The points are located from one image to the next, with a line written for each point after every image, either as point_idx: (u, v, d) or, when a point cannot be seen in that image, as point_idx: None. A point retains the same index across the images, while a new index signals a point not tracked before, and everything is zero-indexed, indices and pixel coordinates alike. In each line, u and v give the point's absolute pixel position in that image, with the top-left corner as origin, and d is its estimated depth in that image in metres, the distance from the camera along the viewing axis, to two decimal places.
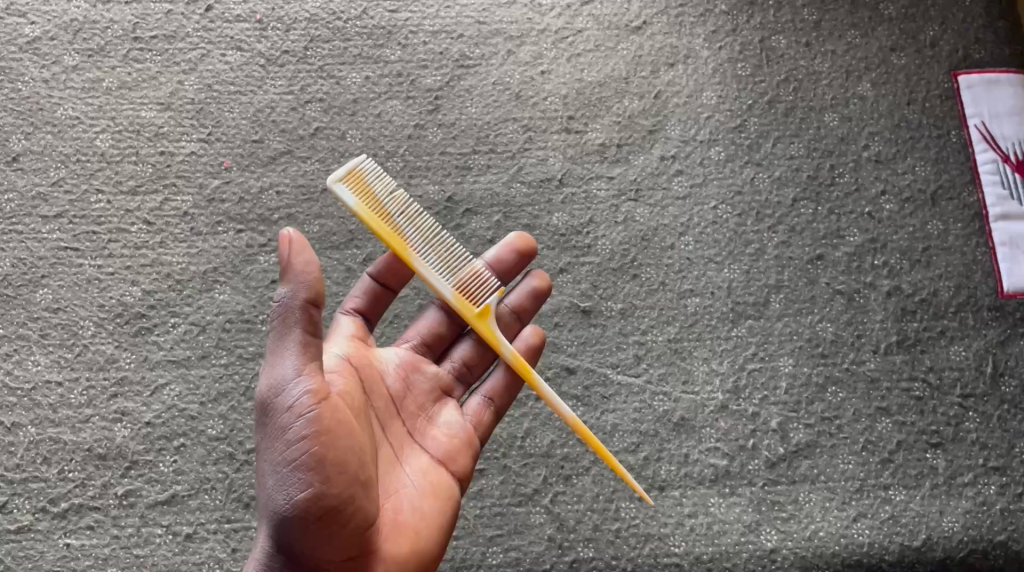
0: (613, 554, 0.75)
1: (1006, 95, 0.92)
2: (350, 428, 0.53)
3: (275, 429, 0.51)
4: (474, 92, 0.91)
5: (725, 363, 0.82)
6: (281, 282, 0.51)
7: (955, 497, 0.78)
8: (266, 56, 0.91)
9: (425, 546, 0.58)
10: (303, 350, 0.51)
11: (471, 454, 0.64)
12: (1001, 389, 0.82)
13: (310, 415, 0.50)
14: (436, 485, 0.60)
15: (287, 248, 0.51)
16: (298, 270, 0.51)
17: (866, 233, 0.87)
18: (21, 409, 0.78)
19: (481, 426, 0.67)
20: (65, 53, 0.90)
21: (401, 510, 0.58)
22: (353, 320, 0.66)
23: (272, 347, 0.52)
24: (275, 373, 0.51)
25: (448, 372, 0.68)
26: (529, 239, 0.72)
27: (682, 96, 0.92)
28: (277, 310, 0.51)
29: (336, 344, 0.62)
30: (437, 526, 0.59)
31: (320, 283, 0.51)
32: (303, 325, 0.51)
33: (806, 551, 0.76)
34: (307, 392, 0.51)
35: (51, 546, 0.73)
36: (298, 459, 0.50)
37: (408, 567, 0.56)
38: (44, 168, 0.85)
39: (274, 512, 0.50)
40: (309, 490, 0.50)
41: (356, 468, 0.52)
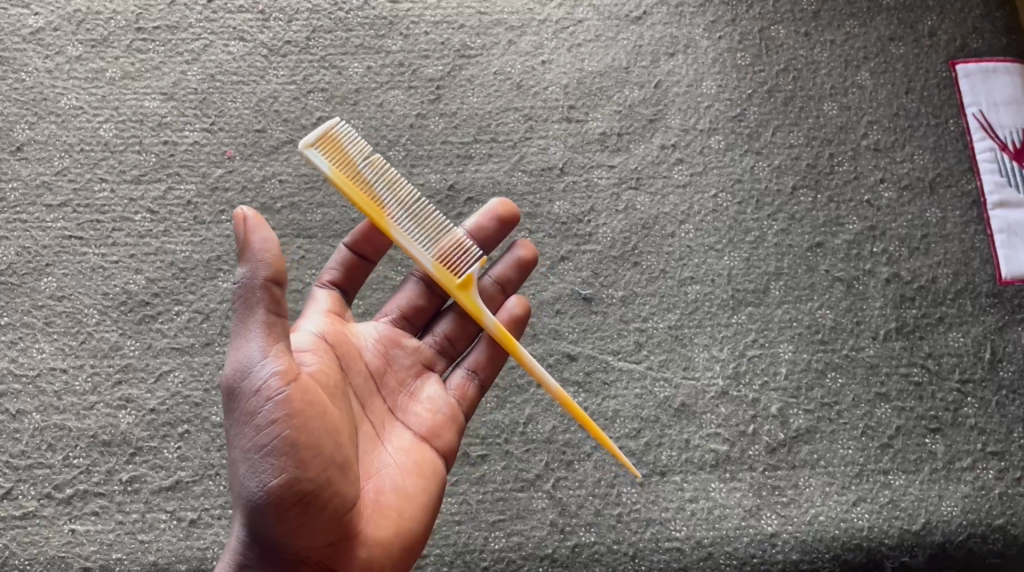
0: (615, 539, 0.76)
1: (1003, 84, 0.93)
2: (321, 409, 0.53)
3: (244, 414, 0.51)
4: (476, 82, 0.91)
5: (725, 349, 0.82)
6: (240, 262, 0.51)
7: (953, 482, 0.79)
8: (269, 47, 0.91)
9: (408, 526, 0.58)
10: (267, 330, 0.52)
11: (454, 430, 0.65)
12: (999, 374, 0.83)
13: (279, 397, 0.51)
14: (418, 464, 0.61)
15: (243, 227, 0.51)
16: (257, 248, 0.51)
17: (865, 220, 0.87)
18: (26, 396, 0.78)
19: (467, 400, 0.68)
20: (68, 44, 0.90)
21: (382, 490, 0.58)
22: (330, 295, 0.67)
23: (235, 329, 0.52)
24: (240, 356, 0.52)
25: (430, 346, 0.69)
26: (511, 206, 0.73)
27: (683, 86, 0.92)
28: (238, 291, 0.52)
29: (311, 321, 0.63)
30: (420, 505, 0.59)
31: (280, 260, 0.52)
32: (266, 305, 0.52)
33: (807, 535, 0.76)
34: (275, 372, 0.51)
35: (57, 532, 0.74)
36: (269, 445, 0.50)
37: (392, 549, 0.57)
38: (48, 158, 0.86)
39: (247, 501, 0.50)
40: (282, 475, 0.50)
41: (330, 450, 0.52)
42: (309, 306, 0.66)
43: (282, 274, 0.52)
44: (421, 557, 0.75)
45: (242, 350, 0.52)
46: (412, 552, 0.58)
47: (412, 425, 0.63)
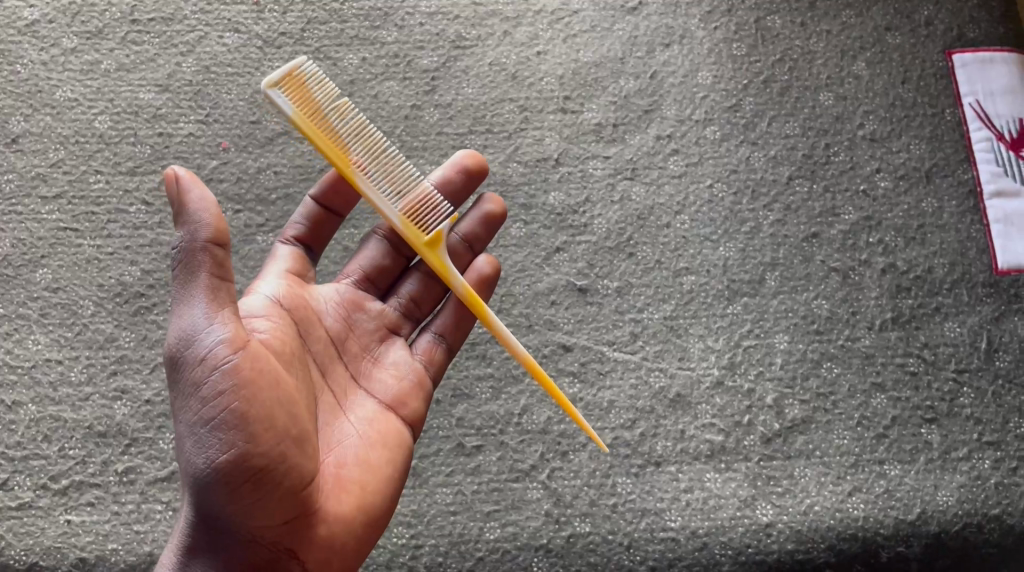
0: (610, 529, 0.76)
1: (1000, 73, 0.93)
2: (273, 378, 0.53)
3: (189, 385, 0.51)
4: (471, 73, 0.91)
5: (721, 340, 0.82)
6: (178, 222, 0.51)
7: (949, 472, 0.79)
8: (263, 38, 0.91)
9: (372, 498, 0.58)
10: (211, 295, 0.51)
11: (421, 397, 0.65)
12: (995, 364, 0.82)
13: (227, 367, 0.50)
14: (382, 434, 0.61)
15: (176, 184, 0.51)
16: (194, 206, 0.50)
17: (861, 211, 0.87)
18: (22, 387, 0.78)
19: (434, 366, 0.68)
20: (64, 36, 0.91)
21: (344, 463, 0.58)
22: (292, 252, 0.67)
23: (177, 295, 0.52)
24: (183, 324, 0.51)
25: (395, 309, 0.69)
26: (479, 159, 0.73)
27: (678, 76, 0.92)
28: (178, 256, 0.51)
29: (268, 283, 0.63)
30: (383, 478, 0.60)
31: (220, 219, 0.51)
32: (209, 268, 0.51)
33: (801, 525, 0.76)
34: (223, 340, 0.51)
35: (52, 523, 0.74)
36: (217, 419, 0.50)
37: (354, 524, 0.57)
38: (43, 150, 0.86)
39: (196, 477, 0.50)
40: (231, 451, 0.50)
41: (284, 424, 0.52)
42: (270, 263, 0.66)
43: (224, 236, 0.51)
44: (416, 548, 0.75)
45: (185, 318, 0.51)
46: (375, 525, 0.59)
47: (375, 393, 0.64)
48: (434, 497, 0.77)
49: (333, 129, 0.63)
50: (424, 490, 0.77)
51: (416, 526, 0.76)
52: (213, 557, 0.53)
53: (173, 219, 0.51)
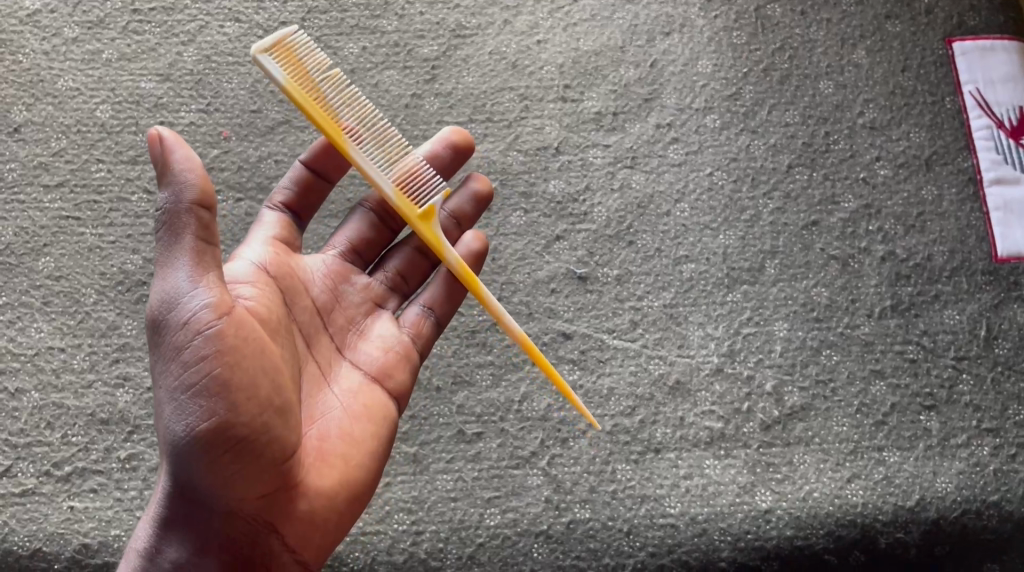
0: (609, 515, 0.76)
1: (1000, 61, 0.93)
2: (257, 346, 0.53)
3: (170, 349, 0.51)
4: (471, 61, 0.92)
5: (720, 328, 0.82)
6: (162, 183, 0.50)
7: (948, 459, 0.79)
8: (264, 28, 0.92)
9: (355, 472, 0.59)
10: (196, 259, 0.51)
11: (408, 370, 0.66)
12: (994, 351, 0.82)
13: (209, 333, 0.51)
14: (368, 407, 0.62)
15: (160, 146, 0.50)
16: (179, 166, 0.50)
17: (861, 199, 0.87)
18: (25, 374, 0.78)
19: (422, 339, 0.68)
20: (65, 26, 0.91)
21: (327, 437, 0.59)
22: (279, 218, 0.67)
23: (161, 255, 0.51)
24: (166, 287, 0.51)
25: (382, 282, 0.69)
26: (466, 135, 0.73)
27: (678, 64, 0.92)
28: (162, 217, 0.51)
29: (253, 248, 0.63)
30: (367, 451, 0.60)
31: (206, 180, 0.51)
32: (195, 230, 0.51)
33: (801, 511, 0.76)
34: (207, 305, 0.51)
35: (55, 509, 0.74)
36: (197, 387, 0.50)
37: (335, 498, 0.58)
38: (45, 139, 0.86)
39: (174, 444, 0.51)
40: (212, 419, 0.50)
41: (268, 394, 0.53)
42: (257, 228, 0.66)
43: (210, 198, 0.51)
44: (417, 534, 0.75)
45: (168, 280, 0.51)
46: (358, 500, 0.60)
47: (361, 364, 0.64)
48: (434, 483, 0.77)
49: (323, 97, 0.63)
50: (424, 476, 0.77)
51: (416, 512, 0.76)
52: (189, 529, 0.54)
53: (158, 178, 0.51)
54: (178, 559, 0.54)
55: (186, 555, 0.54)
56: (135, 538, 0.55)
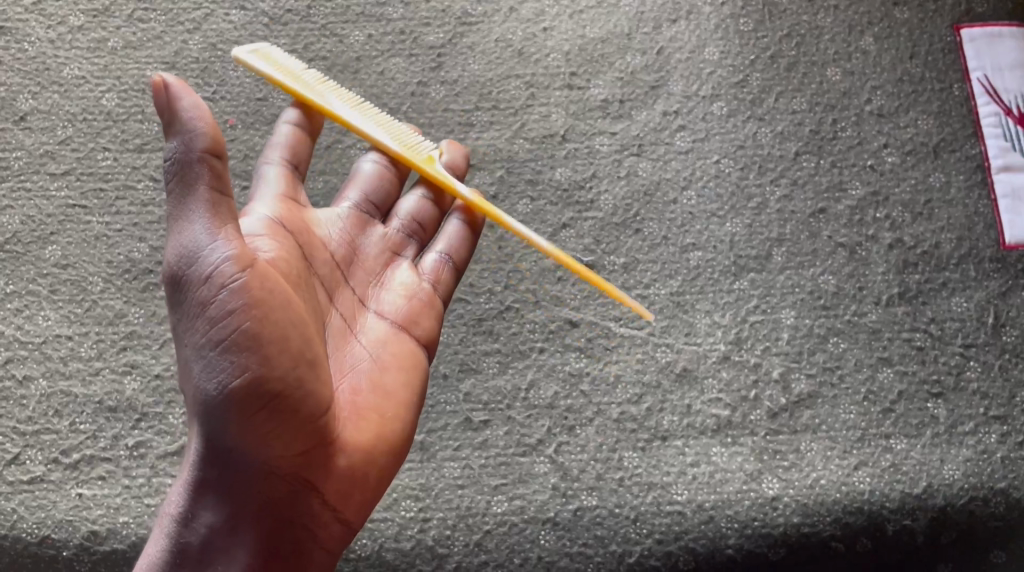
0: (617, 502, 0.76)
1: (1008, 48, 0.92)
2: (283, 298, 0.53)
3: (194, 305, 0.51)
4: (477, 49, 0.91)
5: (727, 315, 0.82)
6: (172, 133, 0.49)
7: (955, 446, 0.78)
8: (270, 15, 0.92)
9: (390, 425, 0.60)
10: (212, 210, 0.51)
11: (433, 320, 0.67)
12: (1001, 338, 0.82)
13: (234, 285, 0.50)
14: (397, 360, 0.63)
15: (166, 94, 0.49)
16: (188, 114, 0.49)
17: (868, 186, 0.87)
18: (33, 362, 0.79)
19: (442, 285, 0.69)
20: (71, 14, 0.91)
21: (359, 390, 0.60)
22: (282, 173, 0.65)
23: (177, 208, 0.51)
24: (185, 241, 0.50)
25: (397, 231, 0.70)
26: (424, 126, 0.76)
27: (685, 51, 0.92)
28: (173, 167, 0.50)
29: (264, 204, 0.62)
30: (399, 403, 0.61)
31: (216, 128, 0.50)
32: (208, 181, 0.50)
33: (808, 498, 0.76)
34: (228, 258, 0.50)
35: (63, 496, 0.74)
36: (228, 342, 0.50)
37: (372, 451, 0.58)
38: (51, 127, 0.86)
39: (207, 403, 0.51)
40: (245, 375, 0.50)
41: (299, 345, 0.53)
42: (260, 186, 0.64)
43: (221, 145, 0.50)
44: (424, 521, 0.75)
45: (186, 233, 0.50)
46: (396, 452, 0.60)
47: (385, 315, 0.65)
48: (441, 471, 0.77)
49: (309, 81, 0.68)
50: (432, 464, 0.77)
51: (424, 499, 0.76)
52: (224, 490, 0.54)
53: (165, 126, 0.50)
54: (214, 523, 0.54)
55: (222, 519, 0.54)
56: (165, 508, 0.55)
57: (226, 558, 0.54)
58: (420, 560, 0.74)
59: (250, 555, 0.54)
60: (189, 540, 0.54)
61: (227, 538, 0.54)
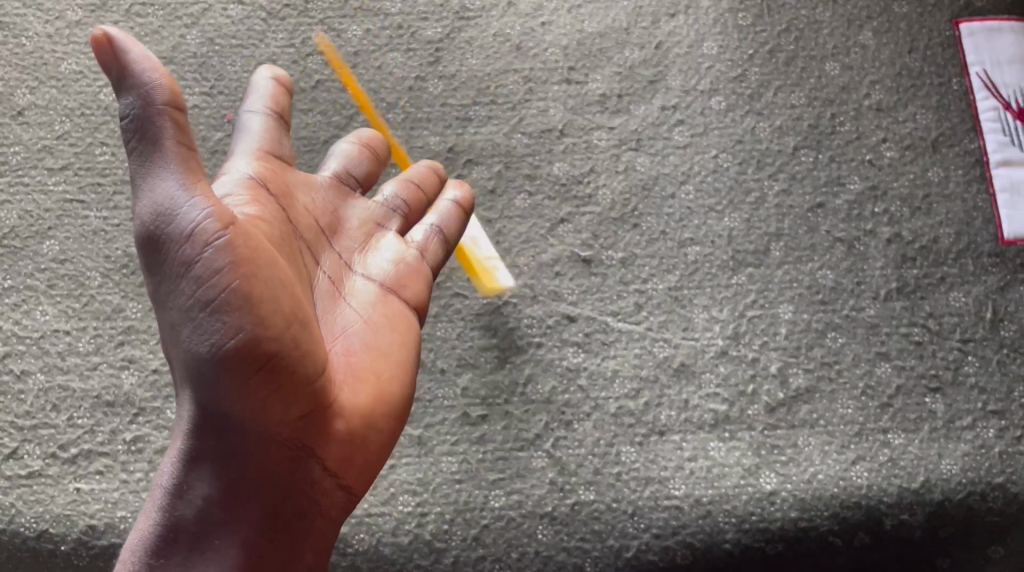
0: (614, 497, 0.76)
1: (1008, 42, 0.92)
2: (269, 260, 0.54)
3: (177, 266, 0.52)
4: (475, 44, 0.91)
5: (725, 310, 0.82)
6: (127, 87, 0.51)
7: (953, 441, 0.78)
8: (268, 10, 0.92)
9: (388, 385, 0.62)
10: (181, 165, 0.52)
11: (424, 287, 0.68)
12: (1000, 333, 0.82)
13: (219, 242, 0.52)
14: (390, 324, 0.64)
15: (112, 48, 0.50)
16: (139, 66, 0.50)
17: (867, 180, 0.87)
18: (31, 357, 0.79)
19: (431, 254, 0.70)
20: (69, 9, 0.91)
21: (351, 351, 0.62)
22: (263, 129, 0.65)
23: (144, 167, 0.52)
24: (160, 199, 0.52)
25: (381, 205, 0.71)
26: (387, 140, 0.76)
27: (684, 46, 0.92)
28: (132, 124, 0.51)
29: (244, 162, 0.63)
30: (394, 364, 0.63)
31: (173, 81, 0.52)
32: (172, 134, 0.52)
33: (805, 493, 0.76)
34: (208, 215, 0.52)
35: (62, 491, 0.74)
36: (218, 303, 0.52)
37: (369, 410, 0.60)
38: (49, 122, 0.87)
39: (202, 366, 0.52)
40: (239, 335, 0.52)
41: (288, 305, 0.55)
42: (240, 138, 0.64)
43: (179, 97, 0.52)
44: (422, 516, 0.75)
45: (159, 190, 0.52)
46: (394, 414, 0.62)
47: (375, 279, 0.66)
48: (439, 465, 0.77)
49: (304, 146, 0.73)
50: (429, 459, 0.77)
51: (421, 493, 0.76)
52: (220, 459, 0.55)
53: (115, 84, 0.51)
54: (209, 495, 0.54)
55: (219, 490, 0.54)
56: (158, 480, 0.56)
57: (224, 529, 0.54)
58: (418, 554, 0.74)
59: (250, 523, 0.55)
60: (183, 514, 0.54)
61: (225, 507, 0.55)
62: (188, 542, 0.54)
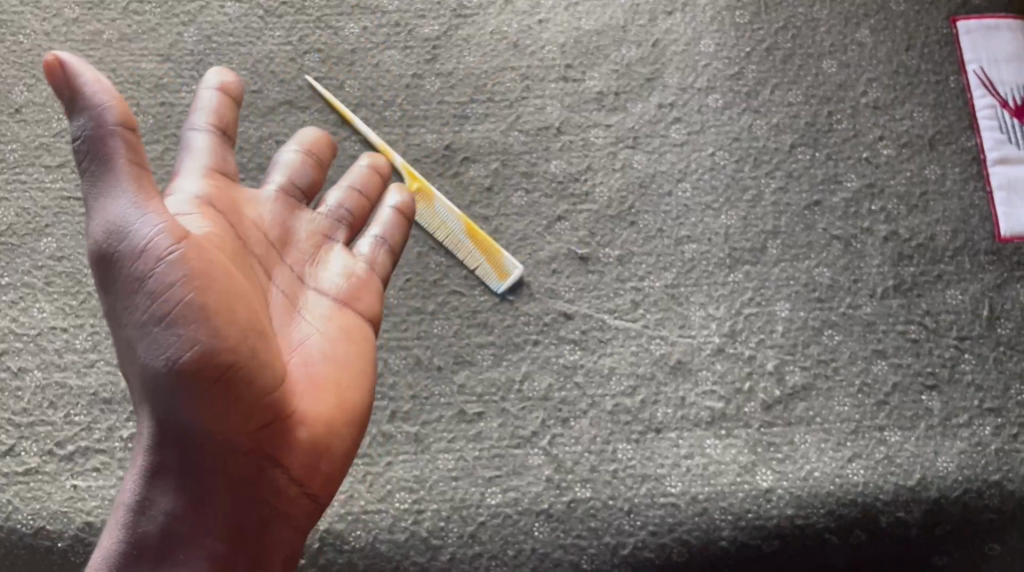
0: (610, 495, 0.76)
1: (1005, 39, 0.92)
2: (223, 272, 0.55)
3: (131, 281, 0.52)
4: (472, 41, 0.91)
5: (722, 308, 0.82)
6: (80, 111, 0.52)
7: (949, 438, 0.78)
8: (265, 8, 0.92)
9: (348, 393, 0.63)
10: (134, 183, 0.53)
11: (376, 297, 0.69)
12: (996, 331, 0.82)
13: (171, 257, 0.52)
14: (344, 334, 0.66)
15: (62, 72, 0.51)
16: (91, 89, 0.52)
17: (864, 178, 0.87)
18: (28, 354, 0.79)
19: (379, 265, 0.71)
20: (66, 7, 0.91)
21: (310, 362, 0.62)
22: (209, 145, 0.65)
23: (96, 187, 0.53)
24: (113, 217, 0.53)
25: (326, 215, 0.72)
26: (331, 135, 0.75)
27: (681, 44, 0.92)
28: (83, 145, 0.53)
29: (192, 181, 0.63)
30: (351, 373, 0.64)
31: (123, 102, 0.53)
32: (124, 154, 0.53)
33: (802, 491, 0.76)
34: (161, 231, 0.53)
35: (58, 487, 0.75)
36: (173, 317, 0.52)
37: (328, 419, 0.61)
38: (46, 119, 0.87)
39: (159, 380, 0.52)
40: (196, 347, 0.52)
41: (245, 316, 0.55)
42: (185, 156, 0.64)
43: (130, 118, 0.53)
44: (418, 512, 0.75)
45: (112, 208, 0.53)
46: (354, 422, 0.63)
47: (328, 292, 0.67)
48: (435, 462, 0.77)
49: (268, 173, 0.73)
50: (426, 456, 0.77)
51: (418, 491, 0.76)
52: (183, 474, 0.55)
53: (68, 107, 0.53)
54: (172, 509, 0.54)
55: (183, 505, 0.54)
56: (120, 499, 0.56)
57: (190, 543, 0.54)
58: (414, 551, 0.74)
59: (217, 536, 0.55)
60: (147, 530, 0.54)
61: (190, 522, 0.54)
62: (153, 557, 0.54)
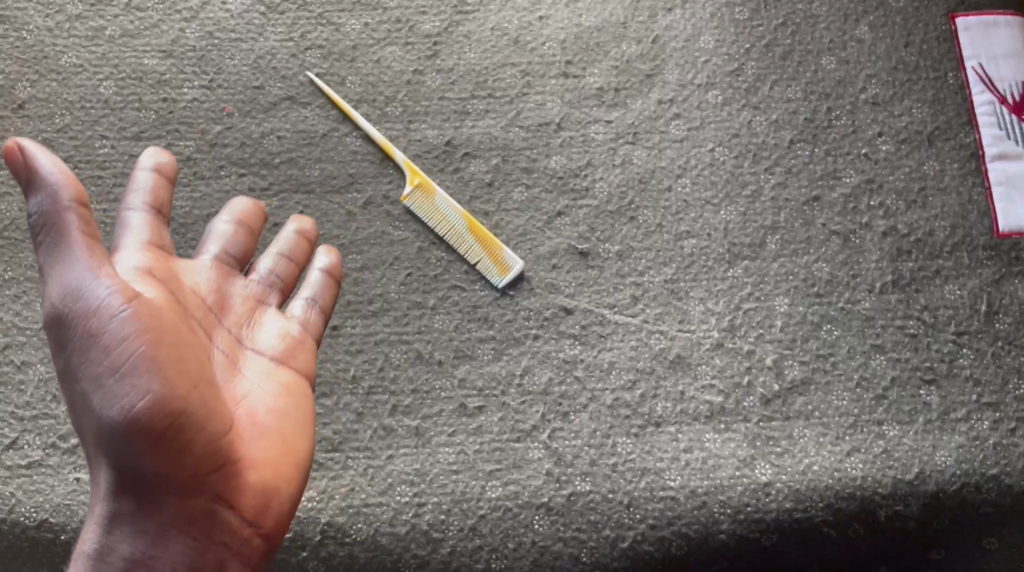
0: (610, 488, 0.76)
1: (1004, 36, 0.92)
2: (173, 326, 0.54)
3: (83, 341, 0.52)
4: (472, 37, 0.92)
5: (721, 303, 0.83)
6: (38, 191, 0.53)
7: (947, 433, 0.79)
8: (266, 4, 0.92)
9: (292, 444, 0.63)
10: (90, 251, 0.53)
11: (311, 355, 0.69)
12: (994, 326, 0.82)
13: (124, 315, 0.51)
14: (287, 388, 0.65)
15: (20, 155, 0.53)
16: (46, 170, 0.53)
17: (863, 174, 0.87)
18: (30, 348, 0.79)
19: (313, 327, 0.70)
20: (69, 3, 0.92)
21: (255, 414, 0.62)
22: (146, 222, 0.62)
23: (52, 257, 0.53)
24: (69, 281, 0.52)
25: (258, 283, 0.70)
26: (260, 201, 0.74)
27: (681, 40, 0.92)
28: (39, 222, 0.53)
29: (133, 255, 0.61)
30: (296, 423, 0.64)
31: (75, 179, 0.53)
32: (78, 228, 0.53)
33: (800, 484, 0.76)
34: (113, 292, 0.52)
35: (62, 481, 0.75)
36: (127, 368, 0.51)
37: (273, 469, 0.61)
38: (50, 115, 0.87)
39: (111, 430, 0.51)
40: (149, 396, 0.51)
41: (193, 370, 0.54)
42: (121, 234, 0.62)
43: (82, 194, 0.54)
44: (419, 506, 0.76)
45: (68, 275, 0.52)
46: (298, 471, 0.63)
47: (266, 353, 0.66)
48: (436, 456, 0.77)
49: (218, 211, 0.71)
50: (426, 450, 0.78)
51: (418, 484, 0.76)
52: (135, 522, 0.53)
53: (25, 188, 0.54)
54: (132, 555, 0.53)
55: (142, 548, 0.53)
56: (77, 548, 0.54)
57: None
58: (414, 544, 0.75)
59: None
60: None
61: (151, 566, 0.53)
62: None
